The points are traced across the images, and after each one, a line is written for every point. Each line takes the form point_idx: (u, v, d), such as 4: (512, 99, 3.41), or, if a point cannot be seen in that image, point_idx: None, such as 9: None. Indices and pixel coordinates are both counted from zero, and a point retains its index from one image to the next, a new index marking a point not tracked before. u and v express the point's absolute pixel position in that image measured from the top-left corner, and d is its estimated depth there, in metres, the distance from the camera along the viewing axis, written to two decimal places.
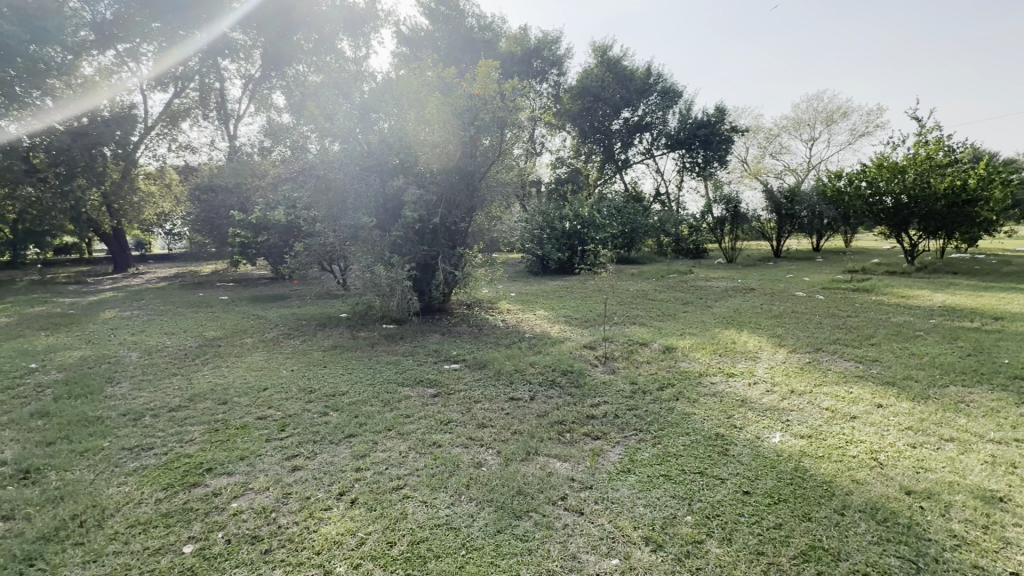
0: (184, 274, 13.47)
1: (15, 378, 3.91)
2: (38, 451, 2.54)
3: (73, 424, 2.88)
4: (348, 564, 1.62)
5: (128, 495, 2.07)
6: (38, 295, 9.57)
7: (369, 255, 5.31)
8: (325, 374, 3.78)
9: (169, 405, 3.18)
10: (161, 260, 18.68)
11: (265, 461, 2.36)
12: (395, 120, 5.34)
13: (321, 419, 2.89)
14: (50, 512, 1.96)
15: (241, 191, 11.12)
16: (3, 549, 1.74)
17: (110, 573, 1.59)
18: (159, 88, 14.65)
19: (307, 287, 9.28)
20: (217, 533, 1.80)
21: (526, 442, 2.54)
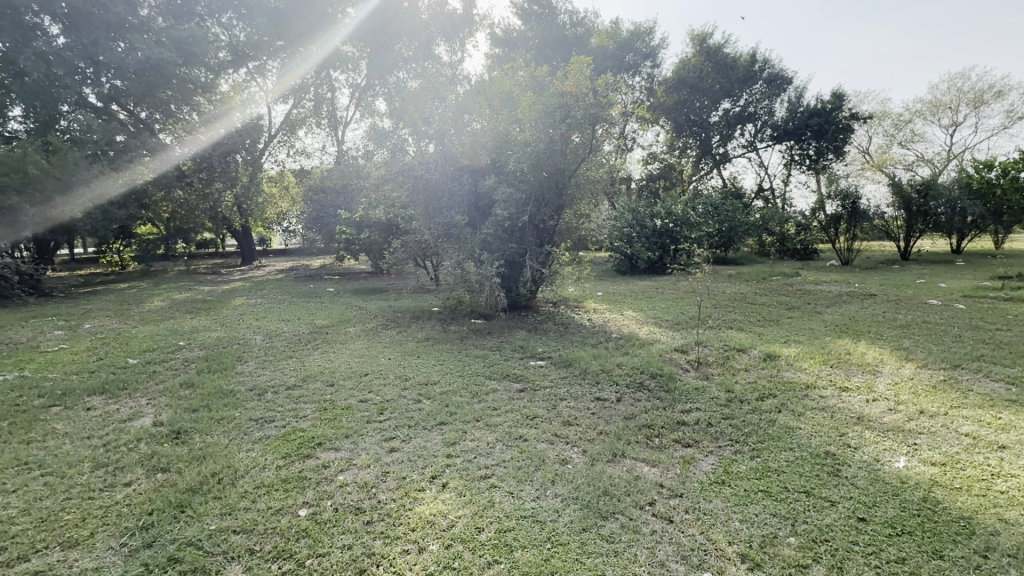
0: (299, 268, 14.92)
1: (168, 353, 4.62)
2: (186, 415, 2.98)
3: (212, 394, 3.34)
4: (441, 543, 1.72)
5: (254, 460, 2.35)
6: (184, 283, 11.12)
7: (461, 252, 5.53)
8: (418, 364, 4.01)
9: (286, 383, 3.58)
10: (281, 254, 20.89)
11: (366, 441, 2.55)
12: (488, 120, 5.50)
13: (415, 405, 3.08)
14: (195, 468, 2.29)
15: (347, 191, 12.10)
16: (162, 495, 2.06)
17: (241, 526, 1.82)
18: (282, 100, 16.38)
19: (402, 282, 9.87)
20: (326, 501, 1.99)
21: (613, 443, 2.50)
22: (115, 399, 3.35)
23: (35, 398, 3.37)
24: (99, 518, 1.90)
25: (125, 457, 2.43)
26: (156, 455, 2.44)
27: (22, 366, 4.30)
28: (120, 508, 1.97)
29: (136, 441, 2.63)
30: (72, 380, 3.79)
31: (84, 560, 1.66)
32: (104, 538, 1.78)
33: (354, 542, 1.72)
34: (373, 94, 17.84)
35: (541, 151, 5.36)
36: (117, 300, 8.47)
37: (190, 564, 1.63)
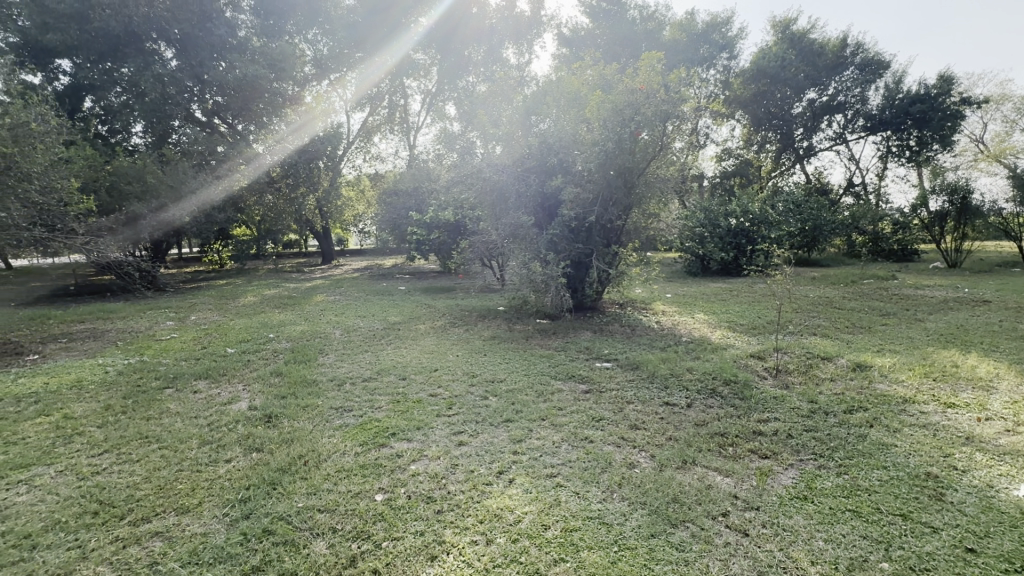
0: (373, 267, 15.74)
1: (260, 343, 5.07)
2: (276, 401, 3.26)
3: (297, 383, 3.63)
4: (508, 537, 1.75)
5: (335, 446, 2.53)
6: (272, 281, 12.08)
7: (527, 253, 5.55)
8: (485, 361, 4.10)
9: (363, 375, 3.81)
10: (356, 255, 22.16)
11: (436, 434, 2.66)
12: (555, 120, 5.51)
13: (483, 401, 3.16)
14: (285, 449, 2.50)
15: (418, 193, 12.60)
16: (257, 472, 2.27)
17: (324, 506, 1.96)
18: (359, 108, 17.42)
19: (469, 282, 10.15)
20: (400, 488, 2.10)
21: (683, 450, 2.42)
22: (218, 384, 3.73)
23: (153, 380, 3.82)
24: (206, 490, 2.13)
25: (226, 435, 2.70)
26: (252, 435, 2.69)
27: (141, 351, 4.89)
28: (223, 482, 2.19)
29: (235, 422, 2.91)
30: (182, 365, 4.26)
31: (195, 525, 1.87)
32: (210, 507, 1.99)
33: (426, 529, 1.81)
34: (442, 99, 18.42)
35: (608, 150, 5.26)
36: (217, 295, 9.39)
37: (281, 536, 1.78)
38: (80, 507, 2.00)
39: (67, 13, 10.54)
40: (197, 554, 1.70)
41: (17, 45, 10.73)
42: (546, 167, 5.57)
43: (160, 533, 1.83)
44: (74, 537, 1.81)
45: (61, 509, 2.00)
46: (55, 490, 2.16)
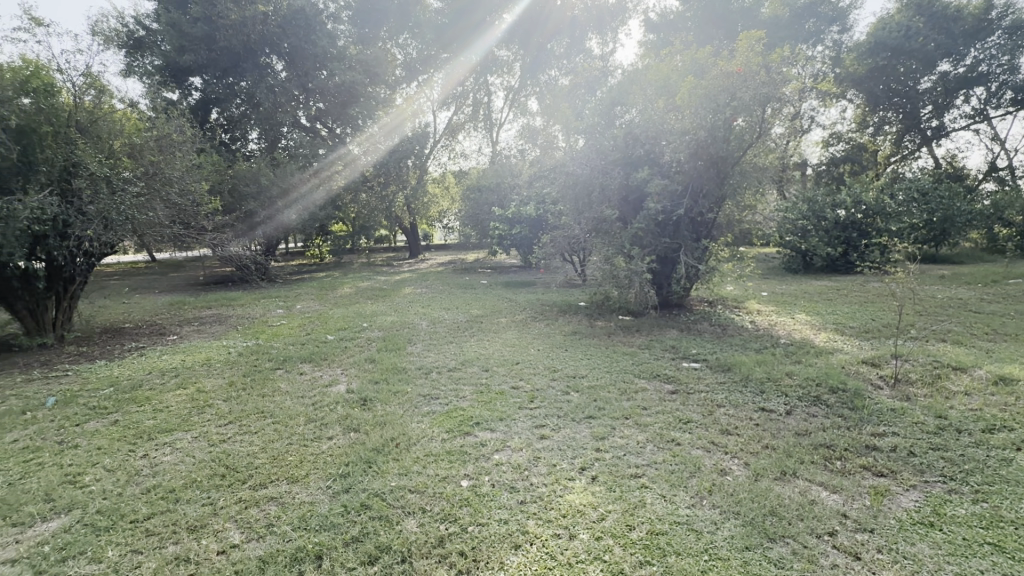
0: (457, 261, 16.27)
1: (356, 332, 5.46)
2: (371, 385, 3.50)
3: (389, 369, 3.86)
4: (591, 534, 1.74)
5: (424, 431, 2.66)
6: (365, 274, 12.94)
7: (610, 247, 5.43)
8: (566, 357, 4.09)
9: (448, 365, 3.96)
10: (441, 249, 23.04)
11: (519, 426, 2.69)
12: (642, 110, 5.30)
13: (564, 396, 3.15)
14: (379, 431, 2.68)
15: (501, 188, 12.80)
16: (355, 450, 2.45)
17: (414, 487, 2.07)
18: (444, 108, 17.95)
19: (550, 276, 10.15)
20: (484, 476, 2.16)
21: (782, 460, 2.25)
22: (321, 367, 4.08)
23: (267, 361, 4.27)
24: (311, 463, 2.33)
25: (328, 415, 2.95)
26: (350, 416, 2.90)
27: (257, 335, 5.47)
28: (326, 457, 2.39)
29: (335, 403, 3.17)
30: (290, 349, 4.70)
31: (304, 493, 2.06)
32: (315, 479, 2.18)
33: (509, 517, 1.84)
34: (525, 94, 18.50)
35: (701, 139, 5.06)
36: (318, 287, 10.23)
37: (377, 512, 1.90)
38: (211, 470, 2.28)
39: (199, 36, 12.06)
40: (305, 520, 1.87)
41: (161, 66, 12.30)
42: (631, 160, 5.40)
43: (274, 498, 2.03)
44: (206, 494, 2.07)
45: (196, 470, 2.30)
46: (192, 453, 2.49)
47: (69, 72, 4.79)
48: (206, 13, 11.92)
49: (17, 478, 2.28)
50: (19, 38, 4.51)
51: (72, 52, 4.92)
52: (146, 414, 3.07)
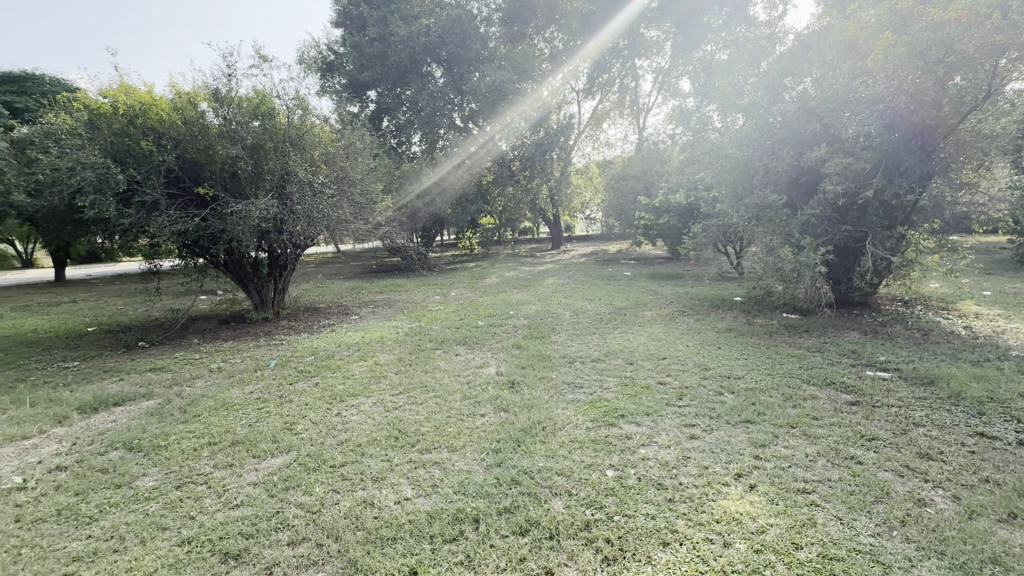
0: (599, 252, 16.12)
1: (503, 319, 5.78)
2: (518, 370, 3.69)
3: (535, 356, 4.03)
4: (749, 545, 1.62)
5: (569, 417, 2.73)
6: (511, 264, 13.55)
7: (774, 237, 4.88)
8: (718, 355, 3.80)
9: (592, 356, 3.98)
10: (583, 241, 23.04)
11: (667, 423, 2.60)
12: (819, 79, 4.63)
13: (718, 397, 2.95)
14: (526, 413, 2.82)
15: (647, 176, 12.33)
16: (505, 429, 2.62)
17: (561, 470, 2.14)
18: (589, 97, 17.98)
19: (700, 269, 9.48)
20: (630, 469, 2.14)
21: (1011, 500, 1.81)
22: (474, 349, 4.43)
23: (429, 341, 4.77)
24: (467, 436, 2.56)
25: (481, 394, 3.20)
26: (500, 397, 3.10)
27: (419, 318, 6.14)
28: (480, 432, 2.60)
29: (487, 383, 3.42)
30: (447, 331, 5.18)
31: (462, 462, 2.29)
32: (471, 451, 2.40)
33: (657, 513, 1.81)
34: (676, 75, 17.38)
35: (900, 107, 4.30)
36: (469, 276, 11.02)
37: (526, 488, 2.02)
38: (387, 431, 2.66)
39: (375, 54, 13.77)
40: (464, 486, 2.06)
41: (346, 85, 14.36)
42: (806, 137, 4.75)
43: (437, 463, 2.28)
44: (384, 452, 2.42)
45: (376, 430, 2.69)
46: (373, 415, 2.93)
47: (284, 96, 5.85)
48: (381, 33, 13.54)
49: (254, 421, 2.92)
50: (252, 73, 5.65)
51: (287, 80, 5.99)
52: (338, 379, 3.67)
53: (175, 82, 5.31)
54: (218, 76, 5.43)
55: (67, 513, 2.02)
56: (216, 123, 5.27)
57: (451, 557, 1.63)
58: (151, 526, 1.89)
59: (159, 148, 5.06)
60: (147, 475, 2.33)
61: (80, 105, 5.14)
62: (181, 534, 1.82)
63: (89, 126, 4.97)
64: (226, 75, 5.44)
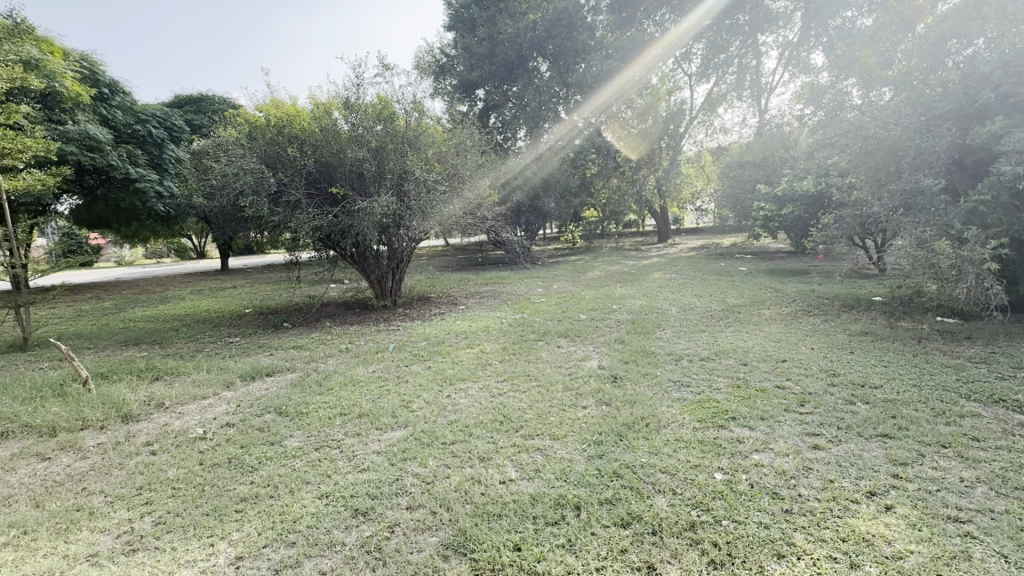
0: (710, 246, 15.12)
1: (606, 313, 5.71)
2: (621, 364, 3.65)
3: (639, 351, 3.94)
4: (881, 569, 1.46)
5: (674, 416, 2.65)
6: (614, 258, 13.26)
7: (926, 228, 4.22)
8: (850, 360, 3.41)
9: (701, 354, 3.79)
10: (693, 233, 21.77)
11: (785, 429, 2.41)
12: (995, 39, 3.93)
13: (848, 406, 2.65)
14: (629, 409, 2.78)
15: (769, 163, 11.30)
16: (607, 422, 2.62)
17: (665, 468, 2.10)
18: (703, 80, 16.97)
19: (831, 265, 8.49)
20: (741, 474, 2.03)
21: None
22: (576, 342, 4.45)
23: (532, 332, 4.89)
24: (569, 426, 2.60)
25: (583, 386, 3.22)
26: (602, 390, 3.10)
27: (523, 310, 6.30)
28: (581, 423, 2.63)
29: (589, 376, 3.44)
30: (550, 323, 5.26)
31: (563, 450, 2.34)
32: (572, 440, 2.44)
33: (771, 523, 1.70)
34: (807, 48, 15.50)
35: None
36: (572, 269, 11.01)
37: (628, 482, 2.02)
38: (493, 416, 2.80)
39: (483, 54, 14.19)
40: (565, 474, 2.11)
41: (456, 85, 15.07)
42: (976, 110, 4.02)
43: (540, 449, 2.36)
44: (490, 435, 2.55)
45: (483, 413, 2.85)
46: (480, 399, 3.10)
47: (404, 100, 6.32)
48: (490, 33, 13.94)
49: (376, 397, 3.25)
50: (376, 82, 6.18)
51: (406, 85, 6.47)
52: (447, 364, 3.93)
53: (313, 94, 5.99)
54: (349, 86, 6.04)
55: (235, 462, 2.43)
56: (346, 129, 5.88)
57: (553, 539, 1.70)
58: (297, 479, 2.21)
59: (301, 153, 5.76)
60: (293, 436, 2.71)
61: (242, 120, 6.05)
62: (320, 489, 2.11)
63: (248, 137, 5.82)
64: (355, 84, 6.03)
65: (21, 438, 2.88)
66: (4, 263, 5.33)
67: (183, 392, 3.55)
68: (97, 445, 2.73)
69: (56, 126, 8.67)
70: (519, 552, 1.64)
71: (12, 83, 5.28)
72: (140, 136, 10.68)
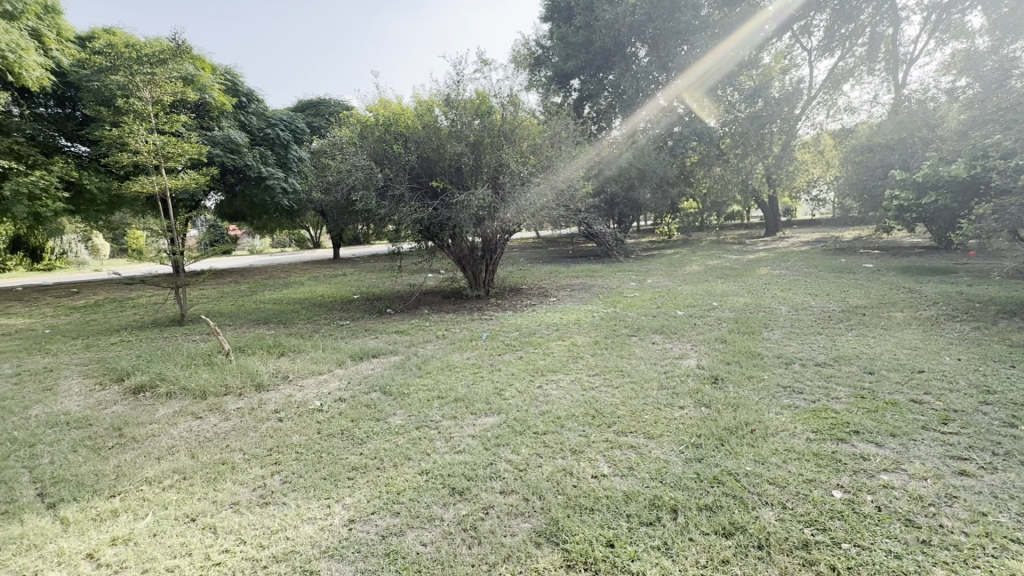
0: (828, 240, 13.64)
1: (705, 310, 5.40)
2: (722, 365, 3.43)
3: (743, 352, 3.68)
4: None
5: (784, 424, 2.44)
6: (715, 252, 12.45)
7: None
8: (1010, 376, 2.89)
9: (816, 359, 3.45)
10: (808, 226, 19.78)
11: (922, 449, 2.12)
12: None
13: (1007, 429, 2.26)
14: (731, 413, 2.61)
15: (907, 145, 9.88)
16: (706, 425, 2.48)
17: (773, 479, 1.94)
18: (826, 55, 15.21)
19: (984, 263, 7.25)
20: (866, 494, 1.82)
21: None
22: (672, 339, 4.26)
23: (624, 327, 4.77)
24: (665, 426, 2.51)
25: (680, 385, 3.07)
26: (701, 391, 2.94)
27: (615, 304, 6.17)
28: (678, 424, 2.52)
29: (686, 375, 3.28)
30: (643, 319, 5.10)
31: (658, 451, 2.25)
32: (668, 441, 2.34)
33: (903, 553, 1.50)
34: (961, 9, 13.19)
35: None
36: (668, 263, 10.54)
37: (730, 489, 1.90)
38: (585, 410, 2.77)
39: (580, 42, 13.99)
40: (661, 475, 2.04)
41: (551, 76, 15.03)
42: None
43: (633, 447, 2.30)
44: (582, 428, 2.53)
45: (575, 406, 2.84)
46: (571, 392, 3.09)
47: (501, 94, 6.38)
48: (587, 20, 13.68)
49: (471, 382, 3.38)
50: (475, 77, 6.33)
51: (503, 79, 6.54)
52: (539, 355, 3.96)
53: (417, 92, 6.31)
54: (450, 83, 6.26)
55: (348, 434, 2.67)
56: (445, 125, 6.13)
57: (648, 540, 1.65)
58: (400, 454, 2.37)
59: (405, 150, 6.12)
60: (396, 414, 2.92)
61: (354, 120, 6.54)
62: (421, 465, 2.25)
63: (359, 136, 6.30)
64: (456, 81, 6.23)
65: (181, 398, 3.41)
66: (168, 250, 6.32)
67: (304, 368, 3.96)
68: (237, 409, 3.15)
69: (207, 132, 10.05)
70: (612, 549, 1.62)
71: (174, 96, 6.18)
72: (270, 138, 12.02)
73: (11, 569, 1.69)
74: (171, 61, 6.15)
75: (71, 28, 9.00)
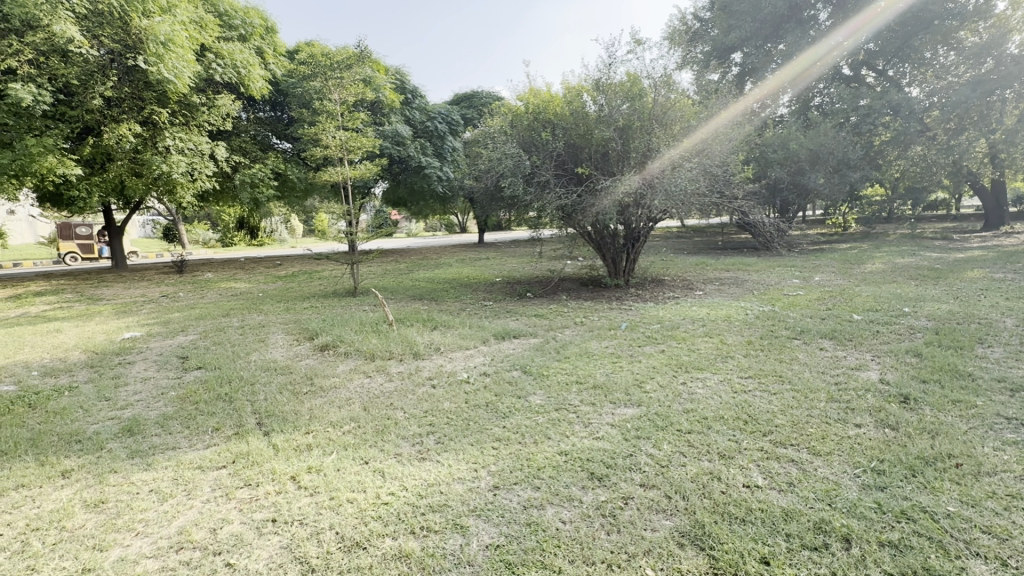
0: None
1: (892, 316, 4.55)
2: (915, 383, 2.87)
3: (946, 370, 3.04)
4: None
5: (1006, 464, 1.96)
6: (907, 248, 10.35)
7: None
8: None
9: None
10: None
11: None
12: None
13: None
14: (927, 440, 2.18)
15: None
16: (892, 449, 2.11)
17: (988, 527, 1.59)
18: None
19: None
20: None
21: None
22: (846, 347, 3.70)
23: (784, 329, 4.27)
24: (835, 444, 2.20)
25: (856, 401, 2.65)
26: (885, 410, 2.51)
27: (772, 302, 5.54)
28: (853, 443, 2.19)
29: (865, 390, 2.80)
30: (808, 321, 4.50)
31: (826, 470, 1.99)
32: (839, 461, 2.05)
33: None
34: None
35: None
36: (841, 259, 9.10)
37: (927, 530, 1.60)
38: (736, 414, 2.55)
39: (745, 10, 12.67)
40: (830, 497, 1.80)
41: (710, 52, 13.95)
42: None
43: (794, 461, 2.07)
44: (732, 433, 2.35)
45: (724, 408, 2.63)
46: (719, 393, 2.88)
47: (653, 74, 6.07)
48: None
49: (610, 371, 3.34)
50: (627, 59, 6.11)
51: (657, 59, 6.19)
52: (683, 351, 3.75)
53: (566, 79, 6.30)
54: (600, 67, 6.14)
55: (492, 407, 2.84)
56: (593, 111, 6.06)
57: (814, 567, 1.48)
58: (541, 433, 2.45)
59: (553, 137, 6.25)
60: (536, 394, 3.02)
61: (505, 109, 6.82)
62: (561, 446, 2.30)
63: (509, 125, 6.57)
64: (607, 64, 6.08)
65: (356, 358, 3.98)
66: (346, 231, 7.34)
67: (453, 341, 4.32)
68: (399, 373, 3.57)
69: (379, 127, 11.38)
70: (767, 567, 1.49)
71: (357, 95, 7.11)
72: (430, 131, 13.14)
73: (242, 477, 2.16)
74: (354, 65, 7.03)
75: (283, 43, 10.85)
